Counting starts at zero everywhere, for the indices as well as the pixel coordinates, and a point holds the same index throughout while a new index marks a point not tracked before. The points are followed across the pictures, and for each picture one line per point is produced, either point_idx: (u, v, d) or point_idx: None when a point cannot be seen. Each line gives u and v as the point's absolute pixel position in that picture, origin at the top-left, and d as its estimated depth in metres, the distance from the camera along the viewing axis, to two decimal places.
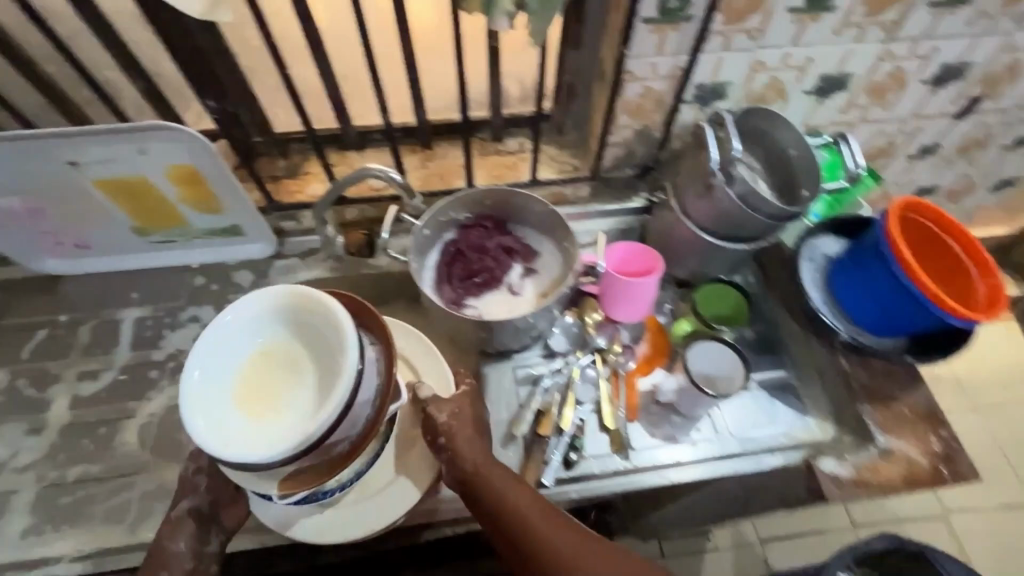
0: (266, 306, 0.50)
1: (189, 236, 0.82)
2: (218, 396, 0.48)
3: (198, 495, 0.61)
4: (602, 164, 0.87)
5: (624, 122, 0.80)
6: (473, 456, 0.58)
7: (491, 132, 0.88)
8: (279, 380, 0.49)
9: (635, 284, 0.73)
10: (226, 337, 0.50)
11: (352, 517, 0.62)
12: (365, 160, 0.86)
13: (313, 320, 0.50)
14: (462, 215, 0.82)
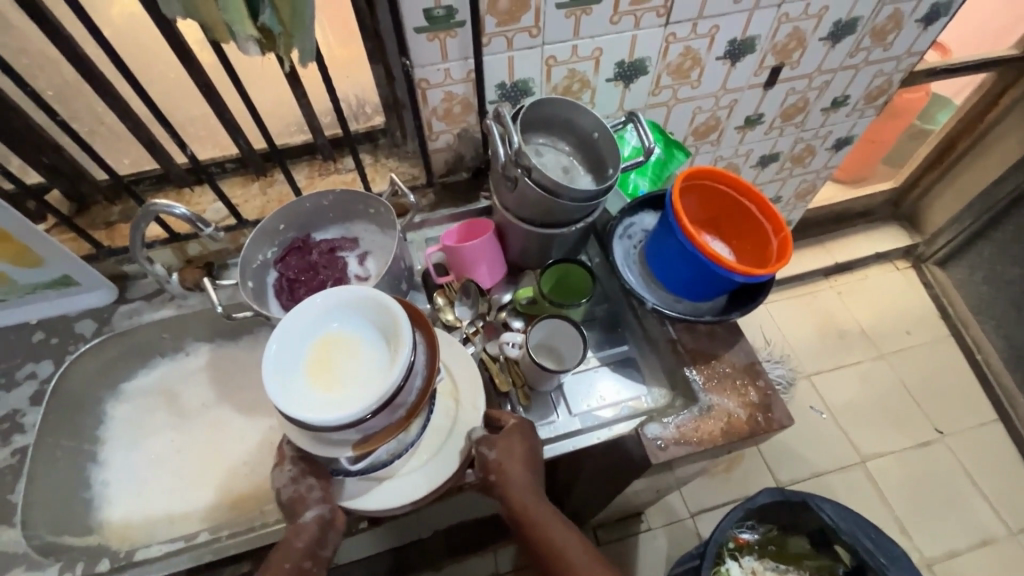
0: (352, 302, 0.62)
1: (18, 293, 0.81)
2: (291, 380, 0.59)
3: (316, 502, 0.63)
4: (435, 170, 0.89)
5: (440, 128, 0.82)
6: (519, 496, 0.63)
7: (325, 153, 0.90)
8: (341, 364, 0.60)
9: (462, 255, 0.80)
10: (301, 326, 0.61)
11: (408, 481, 0.67)
12: (200, 195, 0.87)
13: (372, 312, 0.62)
14: (269, 253, 0.83)
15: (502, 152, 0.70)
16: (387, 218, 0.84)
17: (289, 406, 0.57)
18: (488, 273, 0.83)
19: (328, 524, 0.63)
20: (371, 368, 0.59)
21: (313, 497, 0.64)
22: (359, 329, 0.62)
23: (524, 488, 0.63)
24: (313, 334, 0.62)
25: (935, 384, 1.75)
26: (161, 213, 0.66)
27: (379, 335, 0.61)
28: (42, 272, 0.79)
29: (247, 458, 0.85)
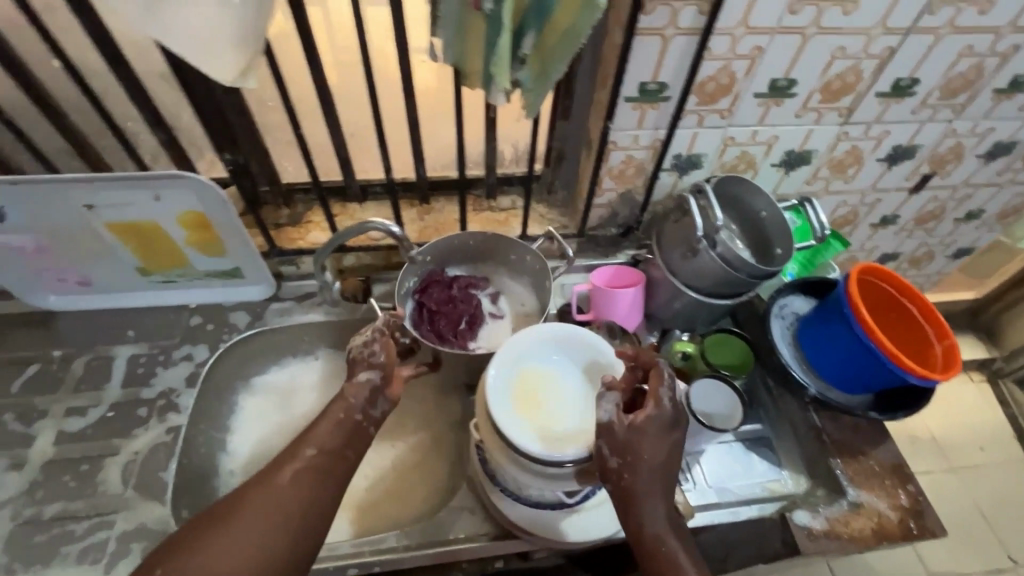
0: (556, 336, 0.65)
1: (189, 277, 0.85)
2: (513, 417, 0.60)
3: (371, 368, 0.61)
4: (588, 223, 0.93)
5: (608, 185, 0.86)
6: (640, 525, 0.54)
7: (485, 190, 0.94)
8: (551, 395, 0.62)
9: (610, 295, 0.83)
10: (507, 362, 0.63)
11: (590, 517, 0.67)
12: (365, 212, 0.91)
13: (575, 346, 0.65)
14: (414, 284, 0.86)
15: (702, 222, 0.73)
16: (531, 266, 0.88)
17: (523, 439, 0.58)
18: (627, 316, 0.85)
19: (377, 391, 0.61)
20: (583, 399, 0.62)
21: (373, 367, 0.61)
22: (559, 363, 0.65)
23: (653, 505, 0.54)
24: (522, 365, 0.64)
25: (1010, 508, 1.67)
26: (379, 230, 0.73)
27: (584, 369, 0.64)
28: (220, 262, 0.83)
29: (368, 472, 0.83)
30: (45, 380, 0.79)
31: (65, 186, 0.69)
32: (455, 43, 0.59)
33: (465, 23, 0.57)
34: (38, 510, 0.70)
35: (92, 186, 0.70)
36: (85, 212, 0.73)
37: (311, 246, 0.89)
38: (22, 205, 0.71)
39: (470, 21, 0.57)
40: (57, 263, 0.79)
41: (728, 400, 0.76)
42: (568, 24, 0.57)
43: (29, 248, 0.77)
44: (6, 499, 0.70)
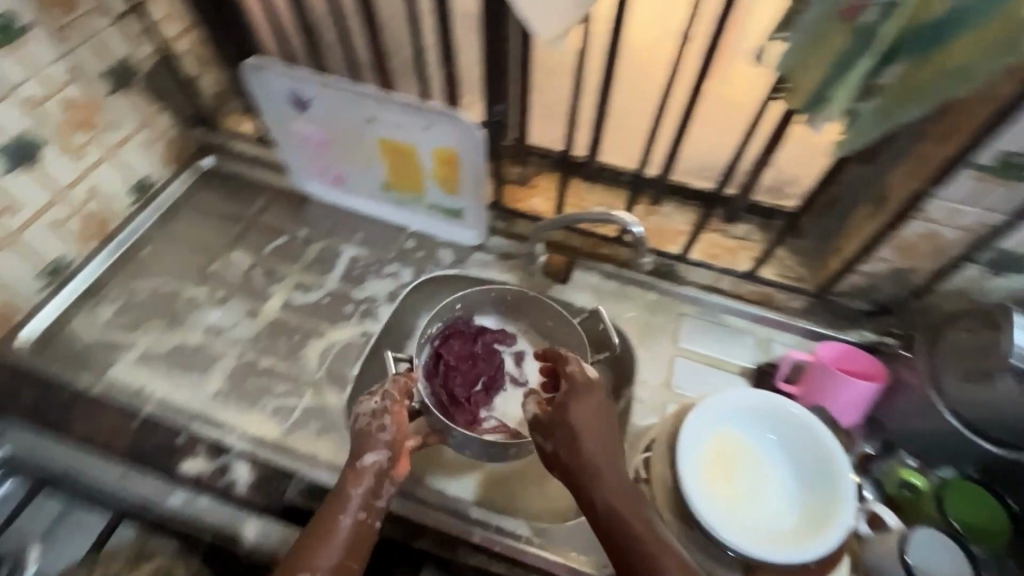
0: (799, 438, 0.65)
1: (418, 205, 0.91)
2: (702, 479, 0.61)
3: (377, 454, 0.61)
4: (832, 285, 0.79)
5: (884, 255, 0.71)
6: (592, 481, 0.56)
7: (724, 210, 0.86)
8: (747, 475, 0.65)
9: (838, 381, 0.70)
10: (709, 422, 0.65)
11: None
12: (591, 194, 0.91)
13: (810, 461, 0.64)
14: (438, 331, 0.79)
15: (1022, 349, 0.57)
16: (576, 342, 0.78)
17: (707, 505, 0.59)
18: (847, 409, 0.71)
19: (375, 506, 0.60)
20: (785, 507, 0.63)
21: (379, 448, 0.62)
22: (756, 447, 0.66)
23: (610, 474, 0.56)
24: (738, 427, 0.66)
25: None
26: (622, 228, 0.71)
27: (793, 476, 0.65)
28: (448, 200, 0.87)
29: None
30: (288, 251, 0.92)
31: (360, 96, 0.77)
32: (800, 52, 0.50)
33: (824, 34, 0.48)
34: (254, 357, 0.81)
35: (380, 102, 0.76)
36: (365, 123, 0.80)
37: (529, 211, 0.92)
38: (325, 102, 0.80)
39: (835, 31, 0.47)
40: (326, 158, 0.89)
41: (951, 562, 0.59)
42: (962, 62, 0.45)
43: (313, 139, 0.87)
44: (237, 338, 0.83)
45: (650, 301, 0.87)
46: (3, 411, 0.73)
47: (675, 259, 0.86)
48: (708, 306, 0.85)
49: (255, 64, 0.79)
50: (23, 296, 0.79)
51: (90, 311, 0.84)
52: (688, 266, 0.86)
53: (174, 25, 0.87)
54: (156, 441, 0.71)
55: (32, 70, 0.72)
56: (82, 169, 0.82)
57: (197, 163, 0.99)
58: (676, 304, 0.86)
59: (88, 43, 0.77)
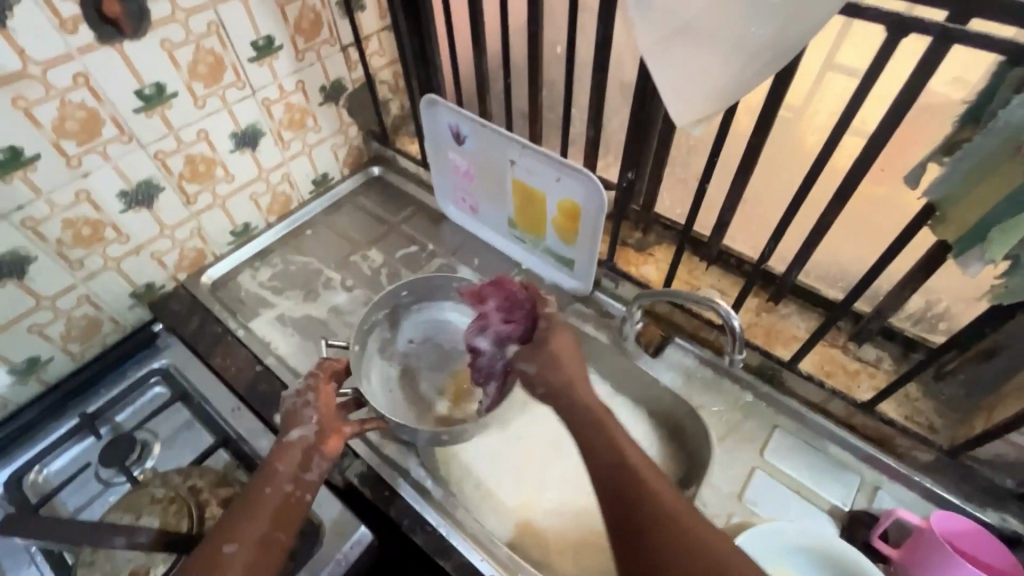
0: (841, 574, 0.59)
1: (535, 246, 0.96)
2: None
3: (305, 425, 0.65)
4: (973, 448, 0.67)
5: None
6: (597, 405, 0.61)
7: (853, 328, 0.78)
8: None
9: (949, 561, 0.59)
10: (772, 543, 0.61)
11: None
12: (706, 276, 0.90)
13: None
14: (482, 339, 0.74)
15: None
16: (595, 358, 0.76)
17: None
18: None
19: (310, 448, 0.64)
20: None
21: (303, 424, 0.65)
22: None
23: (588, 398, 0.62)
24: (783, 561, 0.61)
25: None
26: (720, 317, 0.67)
27: None
28: (563, 248, 0.91)
29: (556, 496, 0.82)
30: (414, 259, 1.03)
31: (507, 142, 0.85)
32: (958, 182, 0.46)
33: (993, 170, 0.43)
34: None
35: (523, 149, 0.84)
36: (507, 164, 0.88)
37: (638, 276, 0.91)
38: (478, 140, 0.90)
39: (1004, 166, 0.43)
40: (468, 188, 0.99)
41: None
42: None
43: (461, 169, 0.97)
44: (350, 323, 0.94)
45: (743, 401, 0.81)
46: (174, 330, 0.92)
47: (780, 364, 0.79)
48: (811, 426, 0.77)
49: (430, 101, 0.91)
50: (215, 245, 1.00)
51: (255, 269, 1.02)
52: (796, 376, 0.78)
53: (382, 58, 1.06)
54: (265, 389, 0.84)
55: (274, 78, 0.92)
56: (284, 157, 1.02)
57: (367, 169, 1.17)
58: (772, 414, 0.80)
59: (316, 63, 0.97)
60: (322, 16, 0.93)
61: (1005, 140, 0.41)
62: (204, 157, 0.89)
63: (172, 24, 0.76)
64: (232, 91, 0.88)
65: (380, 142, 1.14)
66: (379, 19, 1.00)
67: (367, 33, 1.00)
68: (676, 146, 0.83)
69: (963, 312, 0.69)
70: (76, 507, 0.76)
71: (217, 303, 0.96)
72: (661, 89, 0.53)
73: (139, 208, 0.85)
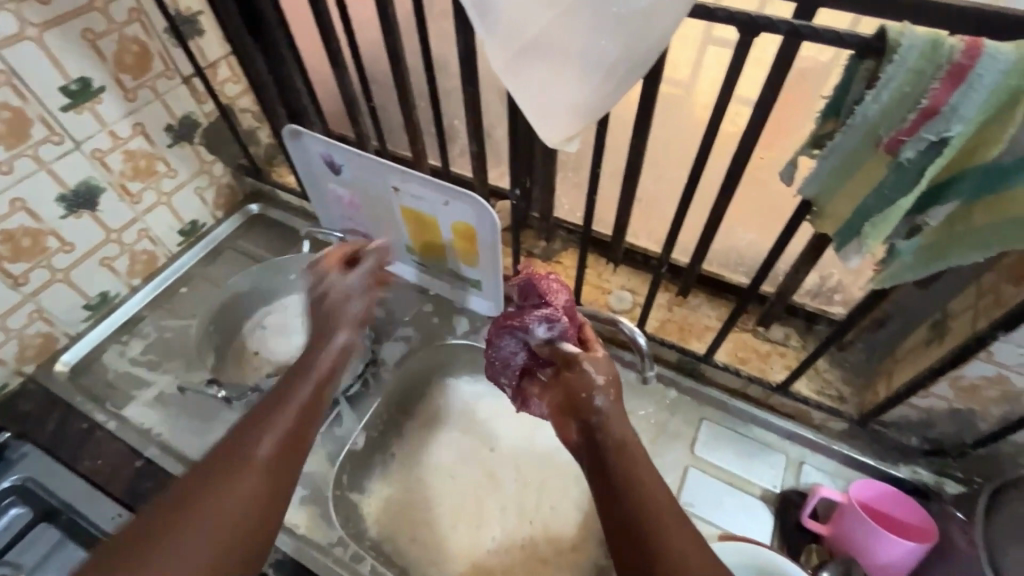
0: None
1: (439, 271, 0.90)
2: None
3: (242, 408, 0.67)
4: (880, 414, 0.69)
5: (940, 390, 0.61)
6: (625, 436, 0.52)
7: (759, 311, 0.79)
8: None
9: (872, 532, 0.60)
10: None
11: None
12: (615, 276, 0.87)
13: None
14: (543, 325, 0.59)
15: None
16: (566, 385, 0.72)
17: None
18: (883, 565, 0.62)
19: None
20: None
21: None
22: None
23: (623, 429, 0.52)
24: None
25: None
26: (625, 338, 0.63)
27: None
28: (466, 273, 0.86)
29: (498, 533, 0.78)
30: None
31: (386, 167, 0.77)
32: (828, 177, 0.44)
33: (858, 164, 0.42)
34: None
35: (403, 174, 0.76)
36: (391, 191, 0.80)
37: None
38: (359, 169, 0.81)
39: (868, 158, 0.42)
40: (358, 218, 0.91)
41: None
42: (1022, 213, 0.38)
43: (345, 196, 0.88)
44: None
45: (668, 400, 0.80)
46: (28, 435, 0.78)
47: (696, 358, 0.78)
48: (734, 413, 0.78)
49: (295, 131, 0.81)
50: (66, 325, 0.85)
51: (124, 344, 0.89)
52: (713, 368, 0.78)
53: (236, 85, 0.94)
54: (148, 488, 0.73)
55: (101, 125, 0.79)
56: (136, 212, 0.89)
57: (245, 208, 1.05)
58: (696, 408, 0.79)
59: (153, 100, 0.84)
60: (148, 46, 0.80)
61: (865, 135, 0.40)
62: (26, 230, 0.75)
63: None
64: (47, 148, 0.74)
65: (253, 177, 1.03)
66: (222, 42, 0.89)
67: (212, 59, 0.89)
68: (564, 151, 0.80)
69: None
70: None
71: (78, 394, 0.82)
72: (524, 111, 0.48)
73: None
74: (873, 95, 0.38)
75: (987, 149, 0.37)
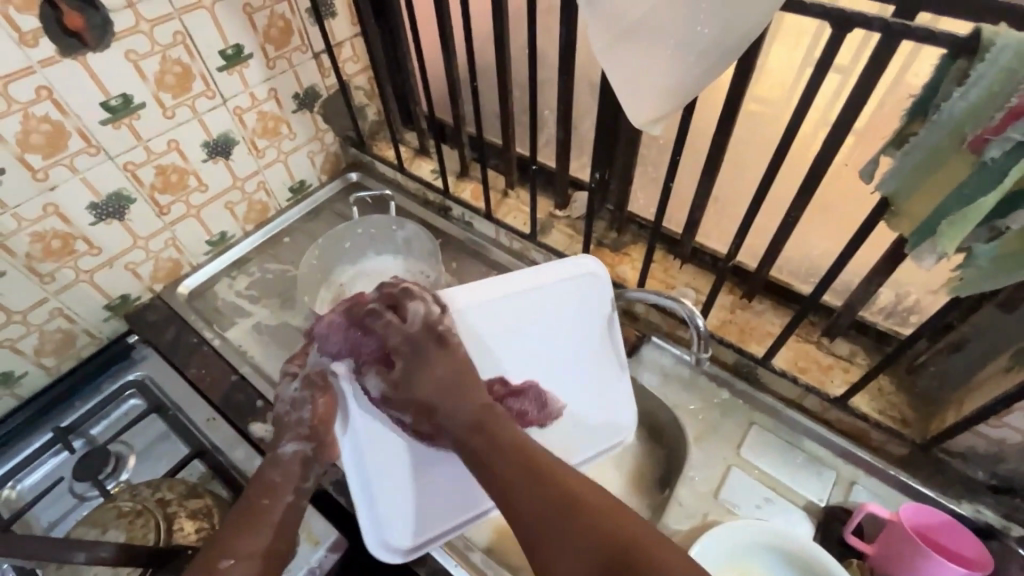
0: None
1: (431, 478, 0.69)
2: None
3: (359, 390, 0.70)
4: (945, 441, 0.66)
5: (1013, 421, 0.59)
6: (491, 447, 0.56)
7: (826, 323, 0.78)
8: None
9: (918, 553, 0.59)
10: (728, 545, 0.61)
11: None
12: (680, 273, 0.89)
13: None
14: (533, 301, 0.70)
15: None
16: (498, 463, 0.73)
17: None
18: None
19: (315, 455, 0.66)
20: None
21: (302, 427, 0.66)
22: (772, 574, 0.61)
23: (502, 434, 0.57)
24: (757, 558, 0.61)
25: None
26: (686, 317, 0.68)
27: None
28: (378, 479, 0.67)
29: None
30: None
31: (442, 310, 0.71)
32: (908, 173, 0.46)
33: (940, 162, 0.43)
34: None
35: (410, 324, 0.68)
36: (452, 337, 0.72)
37: (613, 276, 0.91)
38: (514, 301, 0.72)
39: (950, 158, 0.43)
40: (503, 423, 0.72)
41: None
42: None
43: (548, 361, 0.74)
44: None
45: (719, 399, 0.81)
46: (150, 341, 0.91)
47: (754, 360, 0.79)
48: (787, 422, 0.77)
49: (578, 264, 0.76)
50: (191, 256, 0.99)
51: (233, 278, 1.02)
52: (770, 373, 0.78)
53: (356, 64, 1.06)
54: (240, 399, 0.83)
55: (244, 86, 0.92)
56: (259, 166, 1.02)
57: (345, 175, 1.17)
58: (746, 410, 0.80)
59: (288, 71, 0.97)
60: (291, 23, 0.93)
61: (951, 131, 0.41)
62: (176, 168, 0.89)
63: (138, 35, 0.76)
64: (202, 100, 0.87)
65: (357, 148, 1.14)
66: (350, 25, 1.00)
67: (340, 40, 1.00)
68: (646, 146, 0.83)
69: (933, 303, 0.69)
70: (51, 522, 0.76)
71: (193, 313, 0.95)
72: (616, 91, 0.53)
73: (110, 220, 0.85)
74: (961, 93, 0.40)
75: None
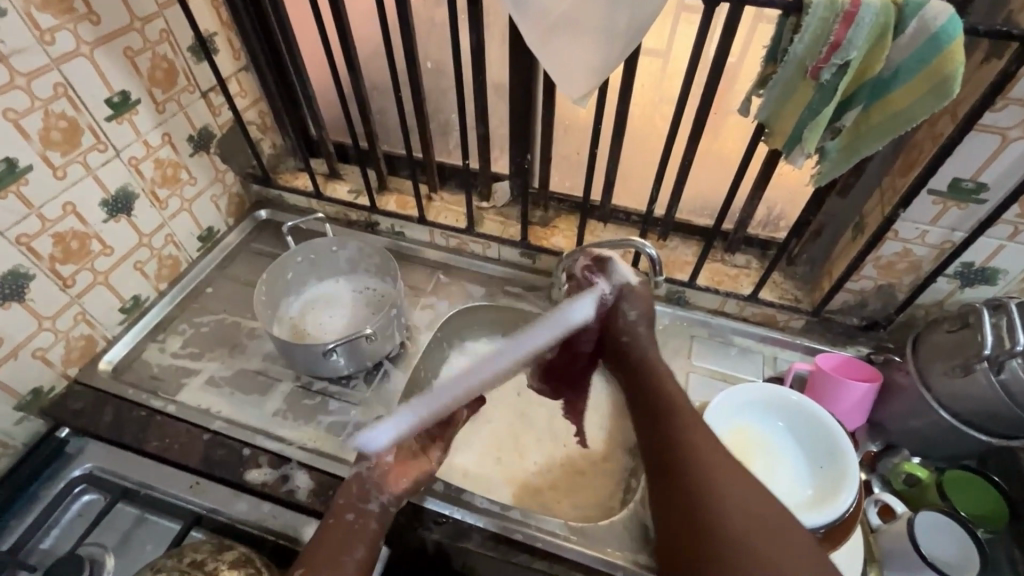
0: (790, 418, 0.72)
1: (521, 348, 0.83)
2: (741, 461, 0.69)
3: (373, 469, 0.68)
4: (829, 305, 0.88)
5: (868, 272, 0.81)
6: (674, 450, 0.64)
7: (725, 243, 0.96)
8: (764, 464, 0.70)
9: (839, 385, 0.77)
10: (718, 416, 0.71)
11: None
12: (605, 232, 1.02)
13: (817, 444, 0.69)
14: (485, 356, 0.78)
15: (991, 342, 0.66)
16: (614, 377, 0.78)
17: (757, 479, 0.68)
18: (849, 410, 0.79)
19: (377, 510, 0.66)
20: (798, 486, 0.67)
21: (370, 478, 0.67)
22: (761, 425, 0.72)
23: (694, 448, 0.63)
24: (745, 416, 0.72)
25: None
26: (638, 249, 0.79)
27: (793, 431, 0.72)
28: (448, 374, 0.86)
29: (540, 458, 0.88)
30: None
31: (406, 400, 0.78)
32: (776, 101, 0.63)
33: (794, 89, 0.61)
34: (308, 380, 0.88)
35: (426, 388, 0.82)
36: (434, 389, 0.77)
37: (552, 248, 1.00)
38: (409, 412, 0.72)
39: (800, 85, 0.60)
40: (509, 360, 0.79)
41: (966, 547, 0.65)
42: (898, 112, 0.58)
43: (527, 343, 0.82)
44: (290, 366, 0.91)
45: (662, 326, 0.97)
46: (86, 429, 0.81)
47: (683, 285, 0.94)
48: (716, 328, 0.95)
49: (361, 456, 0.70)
50: (105, 328, 0.89)
51: (161, 342, 0.93)
52: (696, 291, 0.95)
53: (245, 99, 1.03)
54: (222, 454, 0.78)
55: (137, 134, 0.86)
56: (163, 218, 0.94)
57: (253, 214, 1.12)
58: (685, 327, 0.96)
59: (179, 113, 0.91)
60: (175, 63, 0.88)
61: (796, 66, 0.58)
62: (76, 233, 0.80)
63: (14, 91, 0.68)
64: (94, 155, 0.80)
65: (261, 183, 1.10)
66: (234, 59, 0.98)
67: (226, 75, 0.97)
68: (556, 129, 0.95)
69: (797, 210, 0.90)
70: None
71: (128, 387, 0.85)
72: (551, 72, 0.63)
73: (8, 303, 0.74)
74: (799, 38, 0.57)
75: (873, 68, 0.56)
